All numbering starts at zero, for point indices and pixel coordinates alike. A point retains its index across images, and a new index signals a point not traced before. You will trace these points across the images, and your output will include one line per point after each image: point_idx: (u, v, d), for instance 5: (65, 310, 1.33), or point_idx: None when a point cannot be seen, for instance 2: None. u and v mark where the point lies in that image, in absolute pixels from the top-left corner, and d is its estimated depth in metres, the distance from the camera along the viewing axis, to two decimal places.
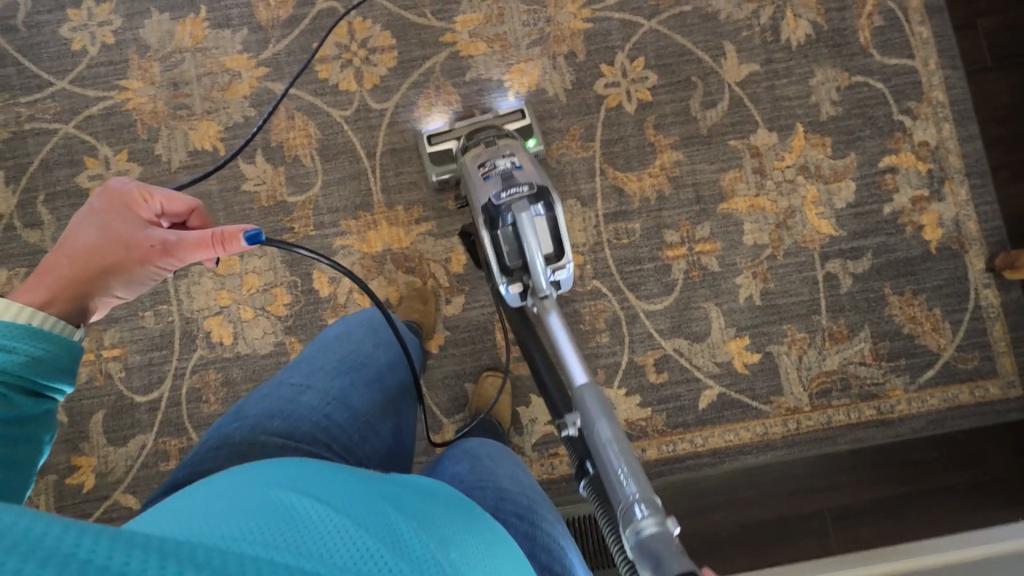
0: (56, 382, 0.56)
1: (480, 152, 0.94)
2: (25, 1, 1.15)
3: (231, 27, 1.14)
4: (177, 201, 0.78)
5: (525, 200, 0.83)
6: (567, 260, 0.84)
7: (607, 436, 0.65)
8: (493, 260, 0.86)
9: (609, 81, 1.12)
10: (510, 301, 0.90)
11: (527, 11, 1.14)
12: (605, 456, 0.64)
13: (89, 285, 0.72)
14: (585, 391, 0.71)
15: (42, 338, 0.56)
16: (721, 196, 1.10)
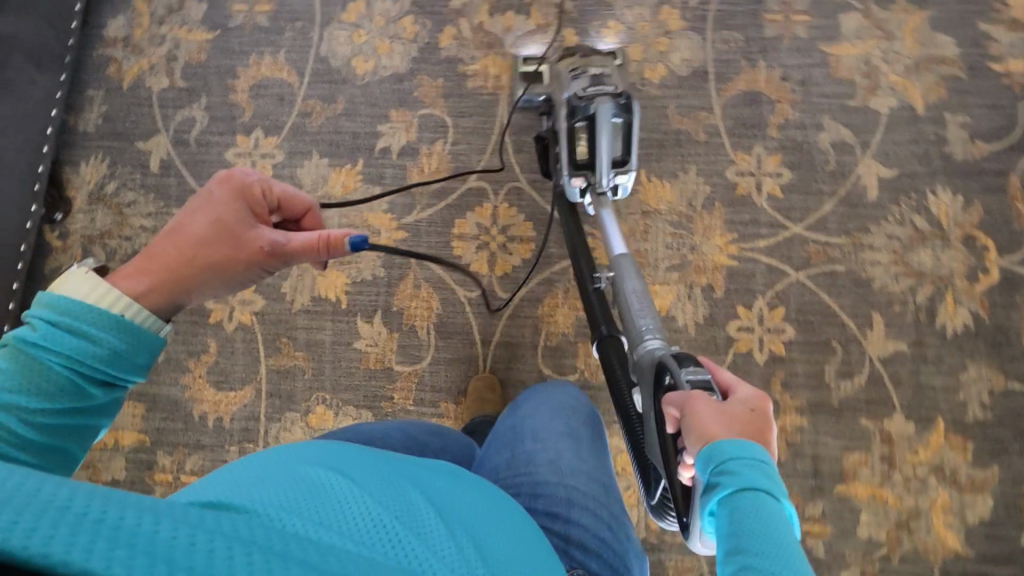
0: (129, 376, 0.55)
1: (572, 63, 1.07)
2: (202, 119, 1.22)
3: (382, 185, 1.17)
4: (297, 199, 0.79)
5: (608, 97, 0.97)
6: (631, 167, 1.00)
7: (633, 286, 0.92)
8: (564, 155, 1.01)
9: (743, 325, 1.08)
10: (569, 195, 1.06)
11: (673, 234, 1.12)
12: (627, 296, 0.91)
13: (190, 273, 0.67)
14: (623, 252, 0.97)
15: (124, 333, 0.54)
16: (842, 476, 1.02)
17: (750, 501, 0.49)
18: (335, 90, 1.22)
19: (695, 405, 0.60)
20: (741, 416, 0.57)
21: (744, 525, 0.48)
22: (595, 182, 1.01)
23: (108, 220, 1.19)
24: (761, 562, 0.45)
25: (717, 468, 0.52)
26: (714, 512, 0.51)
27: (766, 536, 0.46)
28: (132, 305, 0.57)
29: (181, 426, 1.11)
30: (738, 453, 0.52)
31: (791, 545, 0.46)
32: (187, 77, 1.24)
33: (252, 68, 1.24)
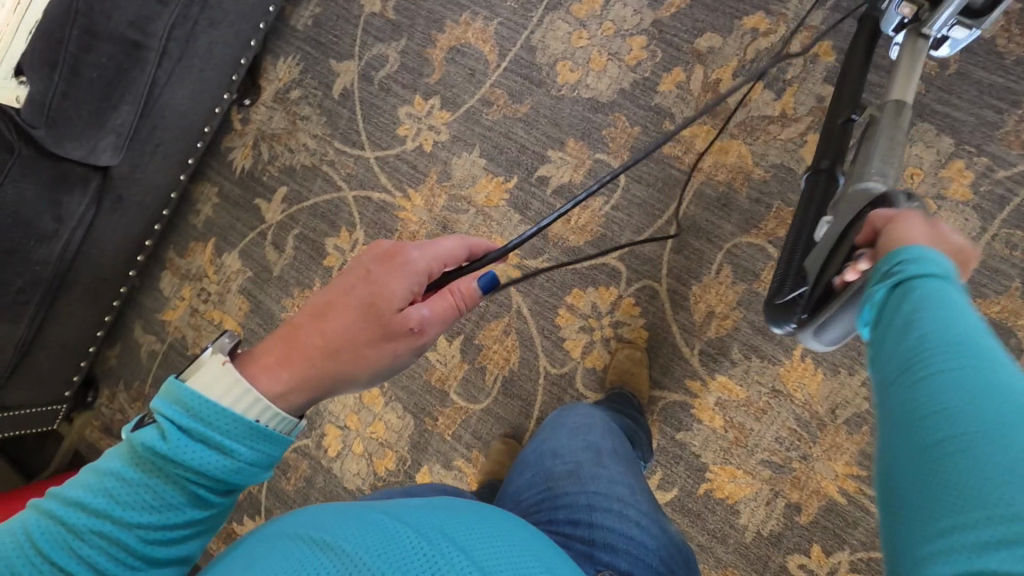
0: (254, 481, 0.54)
1: None
2: (394, 62, 1.17)
3: (523, 215, 1.08)
4: (446, 255, 0.71)
5: None
6: (980, 25, 0.77)
7: (895, 135, 0.76)
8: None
9: (807, 565, 0.93)
10: (883, 23, 0.85)
11: (791, 430, 0.95)
12: (876, 137, 0.76)
13: (338, 367, 0.62)
14: (904, 97, 0.79)
15: (256, 441, 0.52)
16: None
17: (928, 281, 0.43)
18: (526, 90, 1.09)
19: (905, 220, 0.53)
20: (948, 245, 0.51)
21: (924, 294, 0.43)
22: (927, 20, 0.79)
23: (282, 124, 1.24)
24: (932, 317, 0.41)
25: (899, 264, 0.46)
26: (875, 300, 0.46)
27: (949, 305, 0.41)
28: (270, 410, 0.54)
29: None
30: (920, 252, 0.46)
31: (970, 316, 0.41)
32: (398, 10, 1.17)
33: (459, 26, 1.13)
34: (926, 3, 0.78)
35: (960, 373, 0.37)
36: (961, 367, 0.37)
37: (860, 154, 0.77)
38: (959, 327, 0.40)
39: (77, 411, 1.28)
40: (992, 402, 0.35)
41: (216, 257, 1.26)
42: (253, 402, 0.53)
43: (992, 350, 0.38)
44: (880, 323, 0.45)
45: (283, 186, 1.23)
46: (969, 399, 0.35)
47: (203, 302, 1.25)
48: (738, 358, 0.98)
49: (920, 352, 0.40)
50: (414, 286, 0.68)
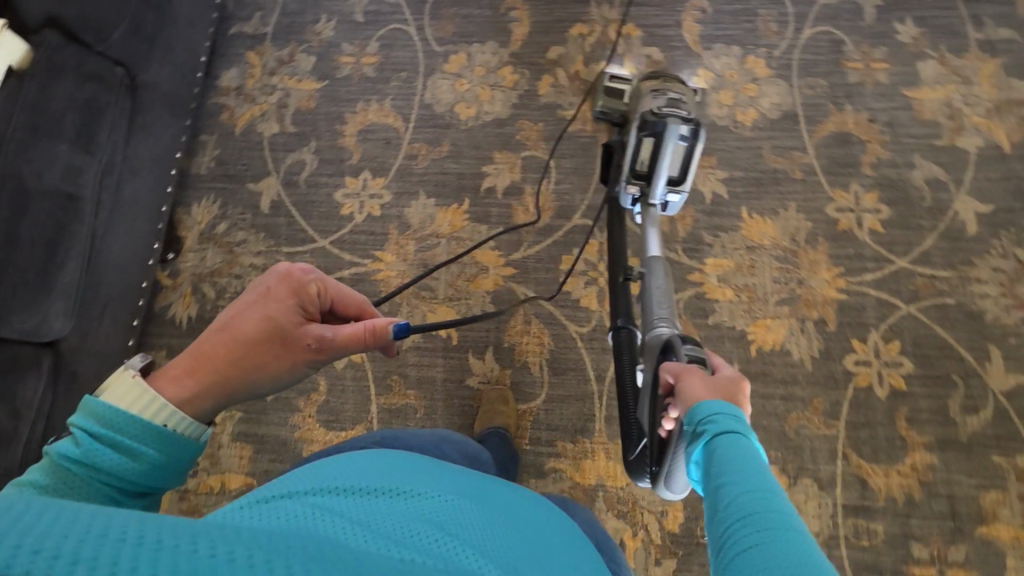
0: (162, 483, 0.58)
1: (653, 82, 1.09)
2: (312, 162, 1.27)
3: (488, 223, 1.20)
4: (349, 299, 0.83)
5: (679, 117, 0.99)
6: (685, 187, 1.04)
7: (659, 285, 0.97)
8: (626, 163, 1.05)
9: (860, 359, 1.06)
10: (621, 203, 1.11)
11: (780, 269, 1.13)
12: (651, 290, 0.97)
13: (240, 376, 0.70)
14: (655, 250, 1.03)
15: (161, 444, 0.57)
16: (980, 518, 0.97)
17: (733, 442, 0.58)
18: (440, 134, 1.27)
19: (688, 377, 0.72)
20: (725, 385, 0.70)
21: (722, 458, 0.56)
22: (649, 192, 1.05)
23: (218, 259, 1.22)
24: (733, 482, 0.53)
25: (701, 424, 0.62)
26: (699, 460, 0.61)
27: (743, 465, 0.54)
28: (177, 418, 0.60)
29: (290, 469, 1.08)
30: (721, 408, 0.62)
31: (765, 473, 0.53)
32: (297, 122, 1.30)
33: (359, 114, 1.30)
34: (643, 181, 1.06)
35: (761, 537, 0.47)
36: (756, 536, 0.47)
37: (643, 309, 0.97)
38: (750, 489, 0.51)
39: None
40: (777, 560, 0.44)
41: None
42: (159, 406, 0.59)
43: (776, 508, 0.49)
44: (704, 477, 0.57)
45: None
46: (765, 564, 0.44)
47: (196, 469, 1.09)
48: (711, 239, 1.16)
49: (726, 524, 0.50)
50: (312, 310, 0.80)
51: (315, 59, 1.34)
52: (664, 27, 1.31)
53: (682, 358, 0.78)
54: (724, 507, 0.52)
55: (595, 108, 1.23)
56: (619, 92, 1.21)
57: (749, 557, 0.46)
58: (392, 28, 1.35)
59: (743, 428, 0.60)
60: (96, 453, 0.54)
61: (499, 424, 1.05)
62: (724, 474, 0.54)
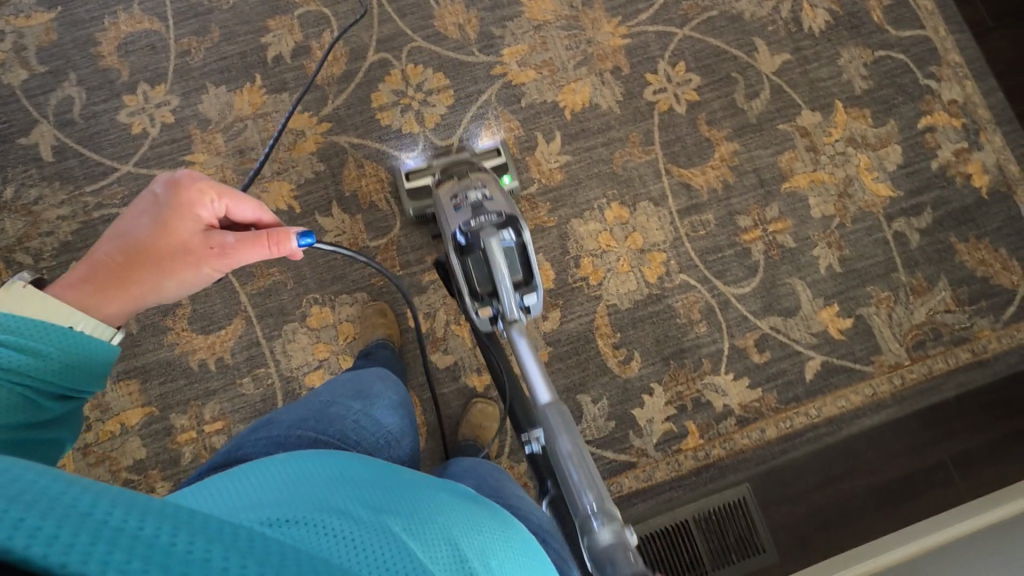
0: (79, 386, 0.59)
1: (452, 185, 0.97)
2: (80, 94, 1.17)
3: (288, 90, 1.18)
4: (246, 207, 0.78)
5: (494, 225, 0.86)
6: (536, 285, 0.87)
7: (568, 449, 0.68)
8: (463, 287, 0.89)
9: (657, 88, 1.18)
10: (483, 326, 0.92)
11: (568, 36, 1.20)
12: (565, 463, 0.68)
13: (133, 277, 0.72)
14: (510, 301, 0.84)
15: (65, 345, 0.57)
16: (783, 176, 1.16)
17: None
18: (205, 21, 1.20)
19: None
20: None
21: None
22: (502, 308, 0.86)
23: (19, 225, 1.12)
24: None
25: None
26: None
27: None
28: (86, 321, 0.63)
29: (184, 382, 1.08)
30: None
31: None
32: (45, 60, 1.18)
33: (110, 29, 1.19)
34: (491, 299, 0.88)
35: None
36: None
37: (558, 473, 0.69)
38: None
39: None
40: None
41: None
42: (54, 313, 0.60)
43: None
44: None
45: (71, 262, 1.11)
46: None
47: (89, 421, 1.06)
48: (501, 32, 1.20)
49: None
50: (204, 216, 0.77)
51: None
52: None
53: None
54: None
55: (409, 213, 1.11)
56: (424, 187, 1.12)
57: None
58: None
59: None
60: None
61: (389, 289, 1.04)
62: None
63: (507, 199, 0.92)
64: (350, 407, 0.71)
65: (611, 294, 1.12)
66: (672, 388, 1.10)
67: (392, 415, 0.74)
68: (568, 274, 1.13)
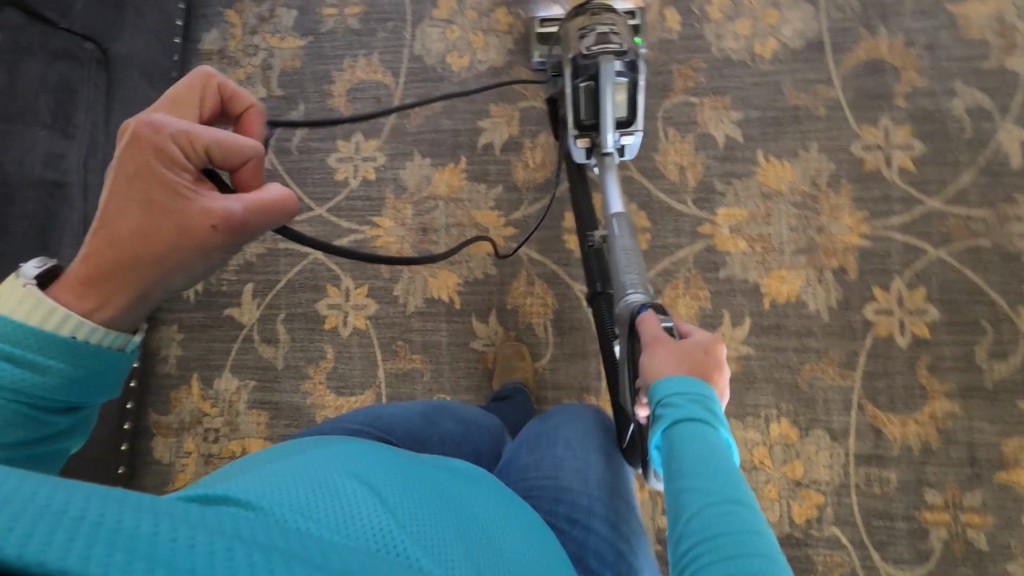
0: (89, 398, 0.52)
1: (581, 19, 1.00)
2: (302, 126, 1.22)
3: (487, 181, 1.15)
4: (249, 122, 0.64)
5: (612, 55, 0.95)
6: (635, 127, 0.99)
7: (623, 244, 0.89)
8: (569, 116, 1.00)
9: (881, 308, 1.02)
10: (575, 157, 1.05)
11: (798, 216, 1.06)
12: (617, 254, 0.88)
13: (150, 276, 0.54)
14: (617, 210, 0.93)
15: (71, 354, 0.49)
16: (1002, 463, 0.96)
17: (690, 429, 0.56)
18: (433, 88, 1.20)
19: (655, 351, 0.66)
20: (695, 356, 0.63)
21: (683, 456, 0.54)
22: (599, 142, 0.99)
23: None
24: (701, 482, 0.52)
25: (663, 402, 0.58)
26: (660, 443, 0.59)
27: (721, 469, 0.53)
28: (98, 331, 0.51)
29: (305, 432, 1.12)
30: (678, 388, 0.59)
31: (723, 458, 0.54)
32: (283, 85, 1.24)
33: (347, 71, 1.23)
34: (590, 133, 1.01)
35: (726, 567, 0.47)
36: (733, 551, 0.48)
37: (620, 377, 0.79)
38: (710, 518, 0.50)
39: None
40: None
41: (206, 390, 1.16)
42: (64, 317, 0.50)
43: (748, 546, 0.48)
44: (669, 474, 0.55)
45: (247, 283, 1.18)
46: None
47: (218, 435, 1.13)
48: (723, 188, 1.09)
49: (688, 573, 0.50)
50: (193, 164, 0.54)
51: (297, 14, 1.26)
52: None
53: (661, 326, 0.70)
54: (687, 521, 0.51)
55: (533, 60, 1.17)
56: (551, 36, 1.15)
57: None
58: None
59: (708, 415, 0.57)
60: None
61: (518, 380, 1.05)
62: (686, 479, 0.53)
63: (632, 40, 0.98)
64: (405, 410, 0.77)
65: None
66: None
67: (454, 422, 0.78)
68: None
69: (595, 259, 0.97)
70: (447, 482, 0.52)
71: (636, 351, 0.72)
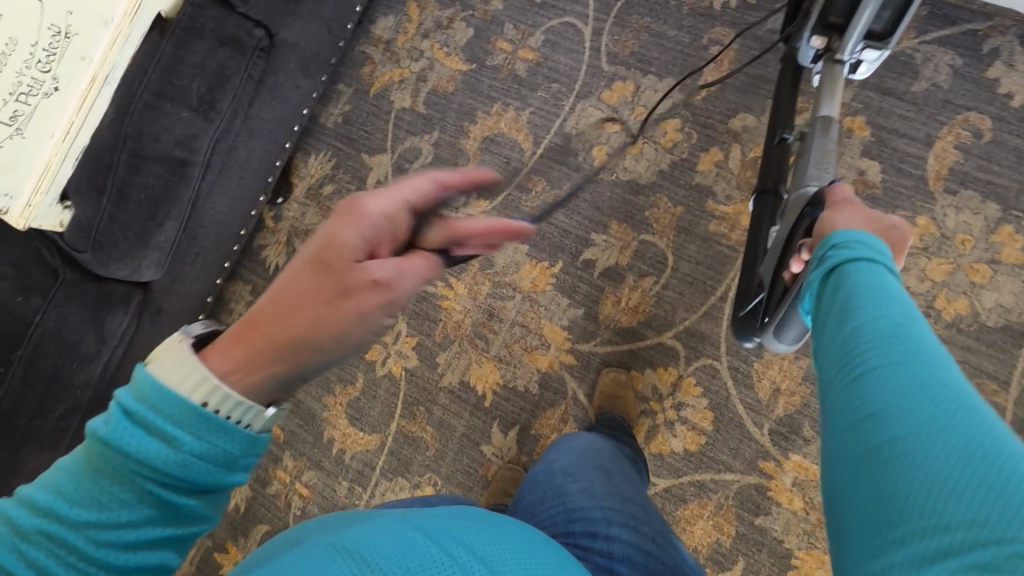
0: (224, 483, 0.43)
1: None
2: (427, 154, 1.18)
3: (571, 298, 1.07)
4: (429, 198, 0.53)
5: None
6: (889, 45, 0.85)
7: (823, 145, 0.86)
8: (816, 10, 0.85)
9: None
10: (800, 57, 0.93)
11: None
12: (812, 148, 0.86)
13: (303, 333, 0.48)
14: (831, 113, 0.88)
15: (214, 429, 0.42)
16: None
17: (865, 274, 0.52)
18: (564, 175, 1.10)
19: (836, 219, 0.66)
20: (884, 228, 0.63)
21: (854, 284, 0.52)
22: (840, 46, 0.86)
23: (315, 220, 1.24)
24: (864, 309, 0.49)
25: (832, 249, 0.56)
26: (819, 286, 0.56)
27: (881, 296, 0.49)
28: (239, 402, 0.43)
29: (310, 439, 1.18)
30: (857, 238, 0.56)
31: (904, 303, 0.49)
32: (429, 104, 1.20)
33: (492, 116, 1.16)
34: (835, 33, 0.87)
35: (891, 358, 0.44)
36: (885, 355, 0.45)
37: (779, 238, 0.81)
38: (885, 318, 0.47)
39: None
40: (924, 400, 0.40)
41: None
42: (212, 385, 0.43)
43: (917, 344, 0.45)
44: (824, 307, 0.54)
45: None
46: (902, 385, 0.42)
47: None
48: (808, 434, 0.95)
49: (855, 347, 0.47)
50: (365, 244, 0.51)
51: (472, 34, 1.19)
52: (907, 137, 0.96)
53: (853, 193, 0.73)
54: (853, 337, 0.47)
55: None
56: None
57: (869, 378, 0.44)
58: (565, 21, 1.14)
59: (880, 260, 0.54)
60: (134, 444, 0.40)
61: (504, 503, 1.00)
62: (856, 298, 0.50)
63: None
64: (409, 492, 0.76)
65: None
66: None
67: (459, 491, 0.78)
68: None
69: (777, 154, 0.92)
70: (426, 520, 0.51)
71: (804, 220, 0.74)
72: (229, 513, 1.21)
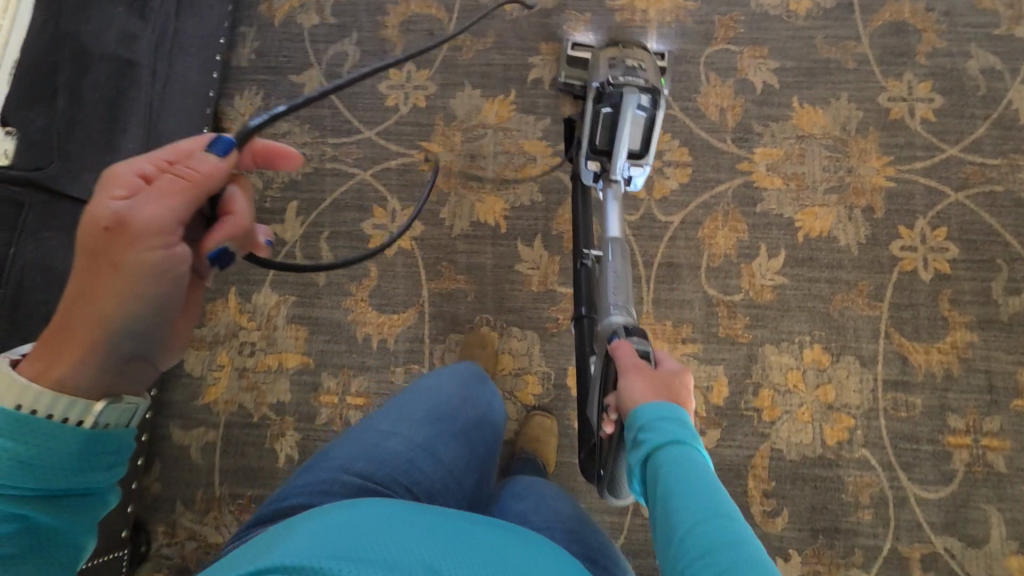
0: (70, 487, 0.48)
1: (610, 52, 1.03)
2: (354, 54, 1.25)
3: (536, 114, 1.19)
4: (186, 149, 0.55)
5: (636, 87, 0.94)
6: (647, 161, 0.98)
7: (616, 269, 0.95)
8: (584, 138, 0.99)
9: (906, 244, 1.08)
10: (583, 180, 1.04)
11: (829, 158, 1.13)
12: (608, 276, 0.94)
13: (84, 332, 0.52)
14: (614, 237, 0.97)
15: (39, 442, 0.47)
16: (1019, 391, 1.01)
17: (676, 454, 0.59)
18: (485, 25, 1.24)
19: (632, 384, 0.71)
20: (670, 382, 0.71)
21: (667, 477, 0.57)
22: (610, 168, 0.99)
23: None
24: (680, 504, 0.54)
25: (640, 431, 0.63)
26: (641, 470, 0.62)
27: (697, 487, 0.55)
28: (58, 398, 0.49)
29: (344, 348, 1.11)
30: (667, 415, 0.63)
31: (717, 495, 0.54)
32: (337, 13, 1.27)
33: (401, 5, 1.27)
34: (603, 158, 1.00)
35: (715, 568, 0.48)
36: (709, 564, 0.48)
37: (597, 376, 0.87)
38: (694, 518, 0.52)
39: (141, 563, 1.04)
40: None
41: (243, 305, 1.15)
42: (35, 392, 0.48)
43: (732, 543, 0.49)
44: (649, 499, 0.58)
45: (292, 201, 1.19)
46: None
47: (254, 349, 1.12)
48: (761, 129, 1.15)
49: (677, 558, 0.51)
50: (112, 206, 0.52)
51: None
52: None
53: (631, 344, 0.81)
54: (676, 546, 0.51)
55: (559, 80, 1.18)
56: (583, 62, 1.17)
57: None
58: None
59: (689, 436, 0.61)
60: None
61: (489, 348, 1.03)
62: (672, 501, 0.55)
63: (656, 79, 0.99)
64: (408, 443, 0.73)
65: (780, 438, 1.02)
66: (809, 564, 0.97)
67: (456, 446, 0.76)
68: (742, 399, 1.04)
69: (586, 282, 0.99)
70: (472, 530, 0.52)
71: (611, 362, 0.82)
72: (285, 468, 1.07)
